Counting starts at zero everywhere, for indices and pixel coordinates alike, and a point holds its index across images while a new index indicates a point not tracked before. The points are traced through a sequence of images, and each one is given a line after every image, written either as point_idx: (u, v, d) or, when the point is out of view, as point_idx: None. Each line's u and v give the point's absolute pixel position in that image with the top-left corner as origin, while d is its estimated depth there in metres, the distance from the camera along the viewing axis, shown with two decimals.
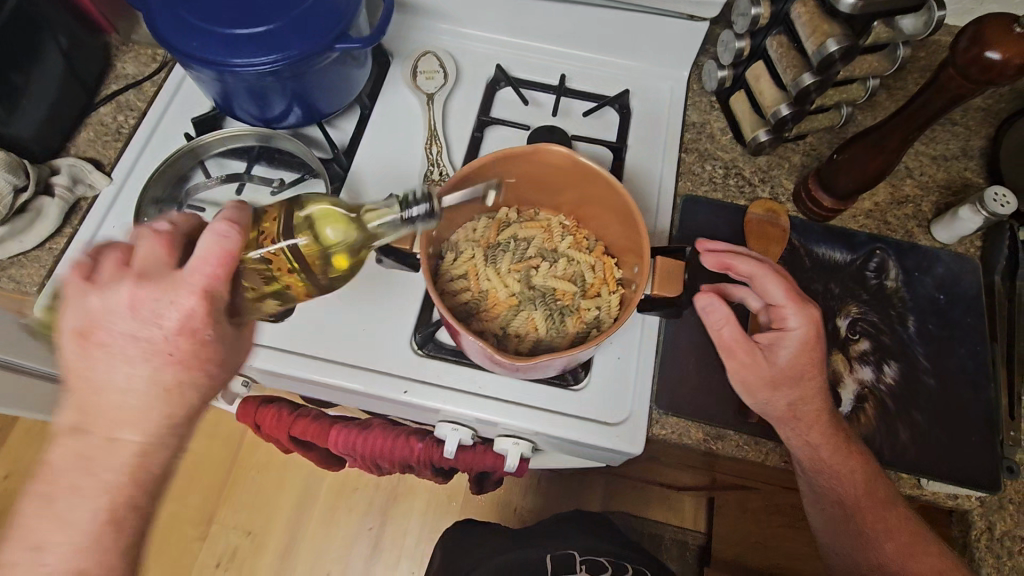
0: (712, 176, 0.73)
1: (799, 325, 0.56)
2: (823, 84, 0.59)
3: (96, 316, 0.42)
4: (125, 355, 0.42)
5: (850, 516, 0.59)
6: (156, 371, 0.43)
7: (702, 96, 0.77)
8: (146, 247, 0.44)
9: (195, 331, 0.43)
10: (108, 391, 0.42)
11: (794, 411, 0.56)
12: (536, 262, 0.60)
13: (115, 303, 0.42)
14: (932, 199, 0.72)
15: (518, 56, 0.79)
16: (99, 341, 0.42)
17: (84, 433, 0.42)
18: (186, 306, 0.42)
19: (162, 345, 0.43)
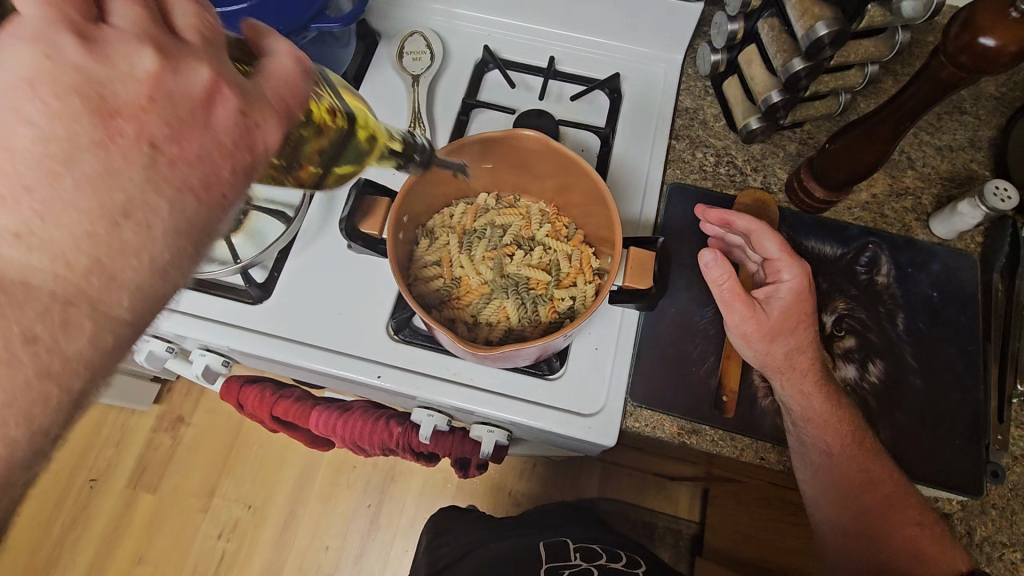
0: (703, 164, 0.71)
1: (791, 277, 0.57)
2: (814, 69, 0.56)
3: (94, 80, 0.26)
4: (123, 161, 0.27)
5: (834, 471, 0.56)
6: (178, 197, 0.29)
7: (696, 80, 0.75)
8: (183, 16, 0.30)
9: (238, 153, 0.31)
10: (70, 221, 0.26)
11: (791, 359, 0.56)
12: (511, 250, 0.59)
13: (129, 72, 0.27)
14: (933, 192, 0.69)
15: (510, 38, 0.78)
16: (49, 117, 0.25)
17: (62, 300, 0.26)
18: (233, 115, 0.30)
19: (184, 161, 0.29)
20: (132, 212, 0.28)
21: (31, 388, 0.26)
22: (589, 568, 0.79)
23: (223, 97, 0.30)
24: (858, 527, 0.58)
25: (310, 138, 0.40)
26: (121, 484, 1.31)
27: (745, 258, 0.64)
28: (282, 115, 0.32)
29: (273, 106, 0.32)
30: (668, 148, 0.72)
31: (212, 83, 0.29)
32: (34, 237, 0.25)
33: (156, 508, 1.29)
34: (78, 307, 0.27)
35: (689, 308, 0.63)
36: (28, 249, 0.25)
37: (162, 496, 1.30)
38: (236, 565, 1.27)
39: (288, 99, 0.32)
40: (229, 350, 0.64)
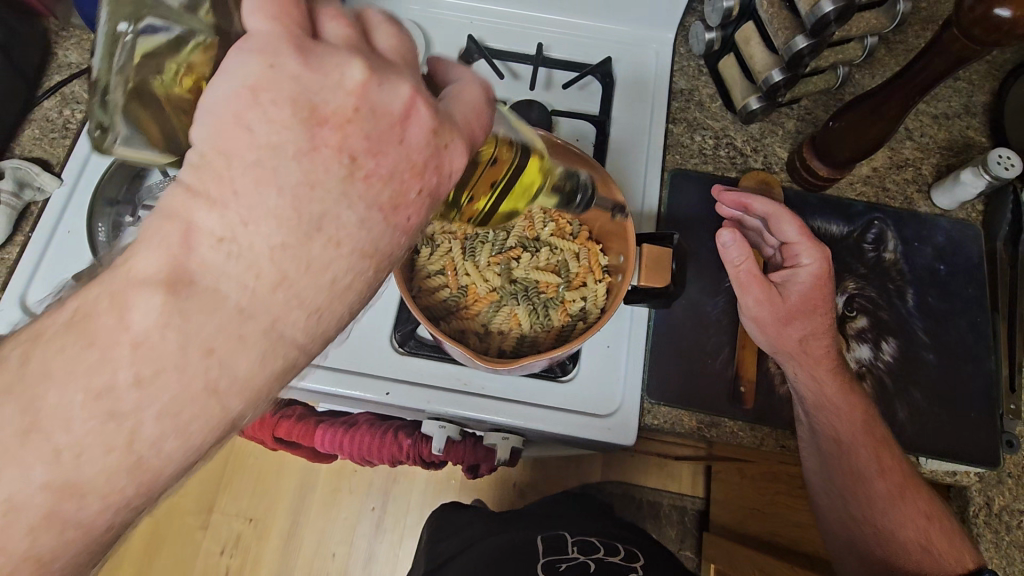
0: (702, 147, 0.69)
1: (812, 261, 0.56)
2: (818, 46, 0.55)
3: (307, 90, 0.25)
4: (322, 172, 0.25)
5: (845, 455, 0.56)
6: (368, 215, 0.26)
7: (689, 60, 0.73)
8: (386, 38, 0.28)
9: (427, 173, 0.27)
10: (269, 230, 0.24)
11: (805, 344, 0.56)
12: (517, 253, 0.57)
13: (338, 81, 0.25)
14: (933, 162, 0.69)
15: (493, 24, 0.74)
16: (266, 123, 0.24)
17: (245, 313, 0.24)
18: (426, 134, 0.27)
19: (378, 177, 0.26)
20: (324, 225, 0.25)
21: (196, 401, 0.24)
22: (586, 562, 0.78)
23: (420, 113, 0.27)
24: (862, 514, 0.57)
25: (481, 175, 0.41)
26: None
27: (760, 243, 0.63)
28: (467, 139, 0.30)
29: (459, 129, 0.29)
30: (666, 132, 0.70)
31: (412, 100, 0.26)
32: (235, 244, 0.24)
33: (154, 529, 1.26)
34: (256, 320, 0.25)
35: (701, 299, 0.61)
36: (227, 255, 0.24)
37: (159, 517, 1.27)
38: None
39: (471, 126, 0.30)
40: None
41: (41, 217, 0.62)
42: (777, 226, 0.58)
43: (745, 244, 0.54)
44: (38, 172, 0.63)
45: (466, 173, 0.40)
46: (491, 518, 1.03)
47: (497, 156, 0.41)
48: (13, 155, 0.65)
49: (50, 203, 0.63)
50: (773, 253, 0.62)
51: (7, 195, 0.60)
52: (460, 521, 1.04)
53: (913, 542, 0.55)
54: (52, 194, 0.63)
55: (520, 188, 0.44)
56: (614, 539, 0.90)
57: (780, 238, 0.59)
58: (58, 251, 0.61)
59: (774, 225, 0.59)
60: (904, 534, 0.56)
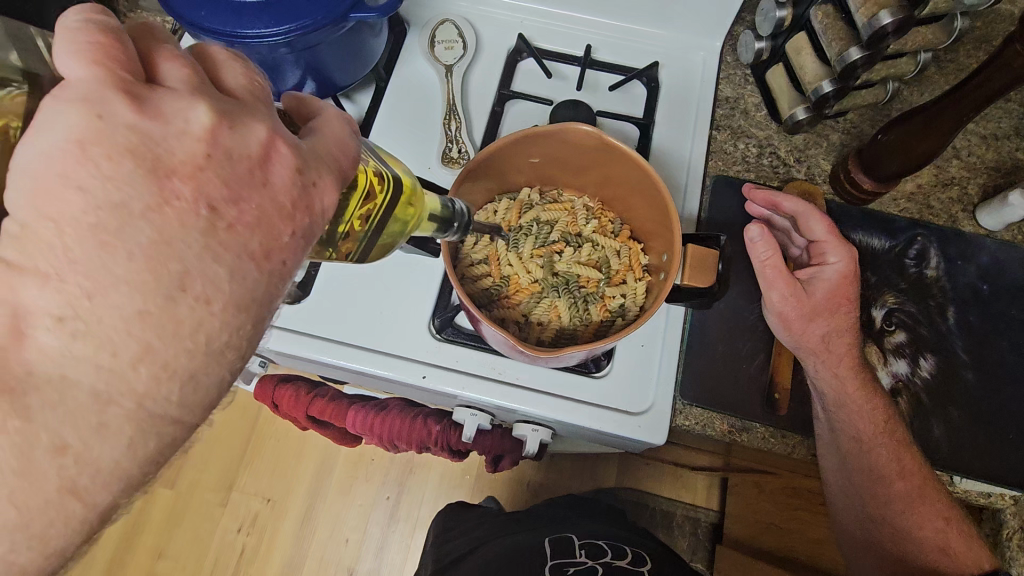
0: (745, 154, 0.70)
1: (839, 260, 0.57)
2: (872, 58, 0.55)
3: (148, 138, 0.24)
4: (179, 225, 0.24)
5: (863, 454, 0.59)
6: (238, 265, 0.25)
7: (736, 69, 0.74)
8: (234, 75, 0.28)
9: (298, 215, 0.27)
10: (122, 299, 0.23)
11: (827, 341, 0.56)
12: (559, 247, 0.57)
13: (184, 128, 0.24)
14: (979, 182, 0.68)
15: (543, 25, 0.76)
16: (100, 180, 0.23)
17: (103, 398, 0.23)
18: (289, 173, 0.27)
19: (244, 225, 0.25)
20: (189, 283, 0.24)
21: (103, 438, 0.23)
22: (595, 567, 0.79)
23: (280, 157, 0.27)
24: (879, 513, 0.61)
25: (354, 211, 0.36)
26: None
27: (787, 244, 0.64)
28: (338, 175, 0.30)
29: (329, 165, 0.29)
30: (709, 139, 0.70)
31: (270, 141, 0.26)
32: (79, 323, 0.22)
33: (174, 502, 1.29)
34: (119, 404, 0.23)
35: (737, 304, 0.62)
36: (72, 336, 0.22)
37: (180, 491, 1.29)
38: (258, 557, 1.27)
39: (338, 158, 0.30)
40: (266, 350, 0.62)
41: None
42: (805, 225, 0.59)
43: (773, 243, 0.55)
44: None
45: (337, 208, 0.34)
46: (497, 520, 1.04)
47: (372, 189, 0.36)
48: None
49: None
50: (799, 253, 0.64)
51: None
52: (467, 522, 1.05)
53: (930, 540, 0.58)
54: None
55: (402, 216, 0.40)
56: (624, 541, 0.89)
57: (808, 237, 0.60)
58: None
59: (803, 224, 0.59)
60: (922, 533, 0.59)
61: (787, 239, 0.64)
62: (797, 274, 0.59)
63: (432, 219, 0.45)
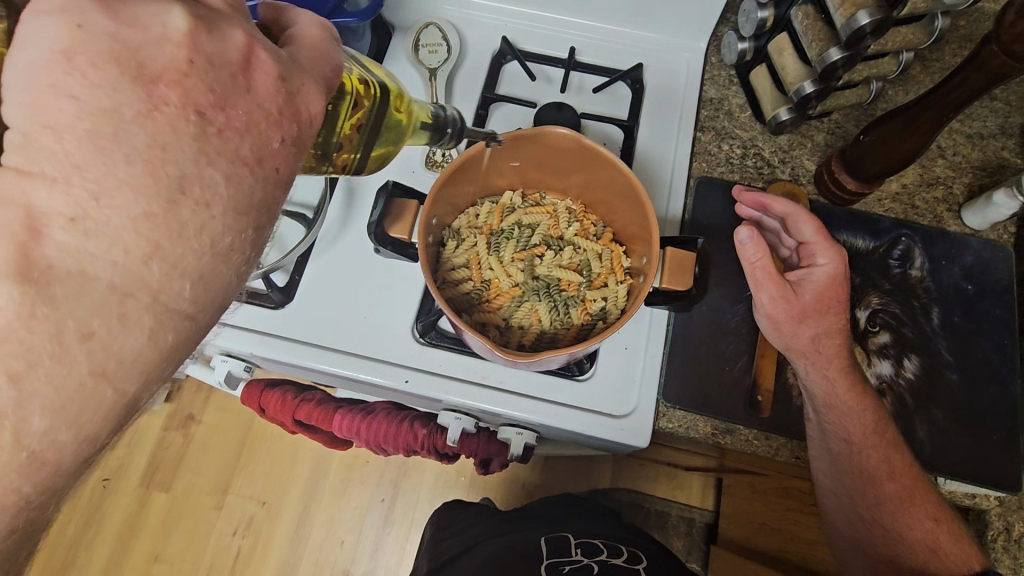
0: (729, 155, 0.70)
1: (828, 262, 0.56)
2: (852, 59, 0.55)
3: (129, 48, 0.23)
4: (170, 130, 0.24)
5: (853, 456, 0.56)
6: (233, 170, 0.26)
7: (721, 69, 0.74)
8: None
9: (285, 122, 0.27)
10: (126, 202, 0.23)
11: (817, 343, 0.55)
12: (540, 250, 0.57)
13: (162, 35, 0.24)
14: (965, 181, 0.68)
15: (528, 27, 0.76)
16: (89, 87, 0.22)
17: (120, 292, 0.23)
18: (272, 80, 0.27)
19: (232, 131, 0.25)
20: (188, 187, 0.24)
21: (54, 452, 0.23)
22: (590, 564, 0.79)
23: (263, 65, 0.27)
24: (869, 514, 0.58)
25: (346, 120, 0.38)
26: (133, 483, 1.30)
27: (778, 244, 0.64)
28: (320, 83, 0.30)
29: (311, 75, 0.30)
30: (693, 140, 0.70)
31: (249, 46, 0.27)
32: (90, 222, 0.22)
33: (170, 505, 1.29)
34: (136, 297, 0.23)
35: (721, 306, 0.62)
36: (84, 235, 0.22)
37: (175, 494, 1.30)
38: (253, 560, 1.27)
39: (320, 67, 0.31)
40: (251, 356, 0.63)
41: None
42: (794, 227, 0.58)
43: (764, 245, 0.54)
44: None
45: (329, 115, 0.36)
46: (492, 519, 1.03)
47: (358, 95, 0.37)
48: None
49: None
50: (788, 254, 0.64)
51: None
52: (462, 521, 1.05)
53: (921, 542, 0.56)
54: None
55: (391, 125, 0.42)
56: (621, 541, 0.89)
57: (798, 238, 0.59)
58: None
59: (792, 226, 0.58)
60: (911, 532, 0.56)
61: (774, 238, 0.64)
62: (785, 275, 0.58)
63: (420, 127, 0.46)
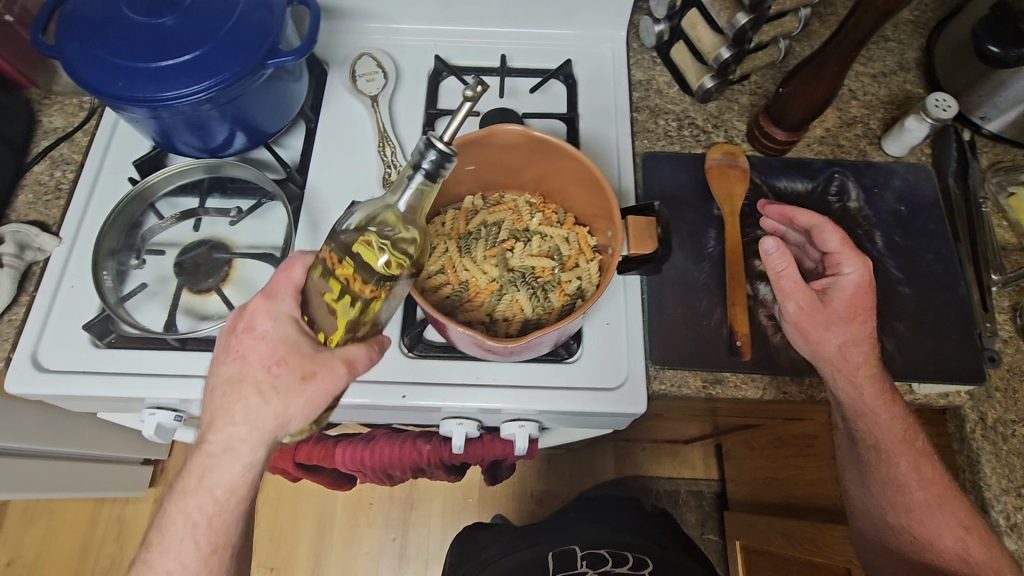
0: (666, 130, 0.74)
1: (854, 270, 0.56)
2: (758, 21, 0.61)
3: (219, 351, 0.48)
4: (235, 370, 0.47)
5: (883, 464, 0.61)
6: (245, 375, 0.46)
7: (643, 53, 0.79)
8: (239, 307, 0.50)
9: (277, 332, 0.47)
10: (231, 403, 0.46)
11: (845, 352, 0.56)
12: (510, 244, 0.59)
13: (230, 325, 0.49)
14: (879, 116, 0.75)
15: (456, 46, 0.79)
16: (214, 371, 0.48)
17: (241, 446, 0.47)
18: (270, 308, 0.48)
19: (243, 357, 0.47)
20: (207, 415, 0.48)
21: None
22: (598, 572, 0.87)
23: (272, 306, 0.48)
24: (898, 523, 0.61)
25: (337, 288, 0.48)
26: None
27: (805, 257, 0.65)
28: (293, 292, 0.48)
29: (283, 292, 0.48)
30: (631, 122, 0.74)
31: (253, 309, 0.48)
32: (223, 428, 0.47)
33: None
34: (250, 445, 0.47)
35: (686, 267, 0.65)
36: (224, 429, 0.47)
37: None
38: None
39: (297, 279, 0.49)
40: None
41: (43, 277, 0.64)
42: (818, 236, 0.59)
43: (789, 254, 0.55)
44: (37, 233, 0.65)
45: (321, 314, 0.49)
46: (510, 532, 1.02)
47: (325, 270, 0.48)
48: (9, 220, 0.66)
49: (49, 264, 0.65)
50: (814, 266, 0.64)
51: (10, 256, 0.62)
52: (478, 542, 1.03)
53: (950, 551, 0.57)
54: (52, 253, 0.65)
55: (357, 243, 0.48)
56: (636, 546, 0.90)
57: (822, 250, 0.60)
58: (71, 294, 0.64)
59: (818, 236, 0.59)
60: (942, 543, 0.58)
61: (806, 254, 0.64)
62: (812, 283, 0.59)
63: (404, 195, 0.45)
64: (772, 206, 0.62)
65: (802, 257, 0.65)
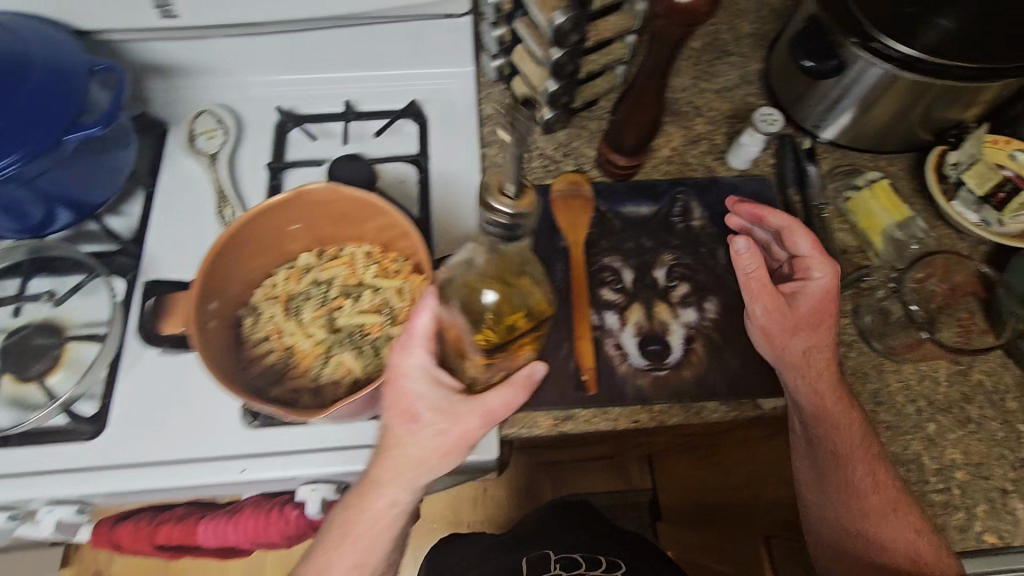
0: (516, 163, 0.74)
1: (823, 275, 0.59)
2: (573, 53, 0.60)
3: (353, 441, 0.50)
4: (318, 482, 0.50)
5: (842, 467, 0.58)
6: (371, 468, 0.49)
7: (492, 87, 0.79)
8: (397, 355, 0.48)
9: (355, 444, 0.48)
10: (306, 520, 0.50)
11: (807, 358, 0.58)
12: (340, 302, 0.58)
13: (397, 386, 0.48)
14: (723, 131, 0.77)
15: (302, 94, 0.78)
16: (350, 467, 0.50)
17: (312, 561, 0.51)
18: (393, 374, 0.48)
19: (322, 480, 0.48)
20: None
21: None
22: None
23: (405, 359, 0.46)
24: (855, 528, 0.59)
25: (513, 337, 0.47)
26: None
27: (770, 258, 0.66)
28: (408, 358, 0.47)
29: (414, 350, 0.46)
30: (481, 157, 0.74)
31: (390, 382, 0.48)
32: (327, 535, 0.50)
33: None
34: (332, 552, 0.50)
35: None
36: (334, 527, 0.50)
37: None
38: None
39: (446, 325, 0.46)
40: (82, 501, 0.59)
41: None
42: (791, 238, 0.61)
43: (758, 256, 0.57)
44: None
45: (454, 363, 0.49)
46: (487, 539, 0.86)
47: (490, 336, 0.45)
48: None
49: None
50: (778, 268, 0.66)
51: None
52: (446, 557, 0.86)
53: (903, 552, 0.56)
54: None
55: (509, 320, 0.46)
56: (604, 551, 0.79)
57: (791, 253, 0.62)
58: None
59: (788, 238, 0.62)
60: (897, 545, 0.56)
61: (774, 257, 0.66)
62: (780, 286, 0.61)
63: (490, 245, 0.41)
64: (745, 206, 0.64)
65: (769, 255, 0.66)
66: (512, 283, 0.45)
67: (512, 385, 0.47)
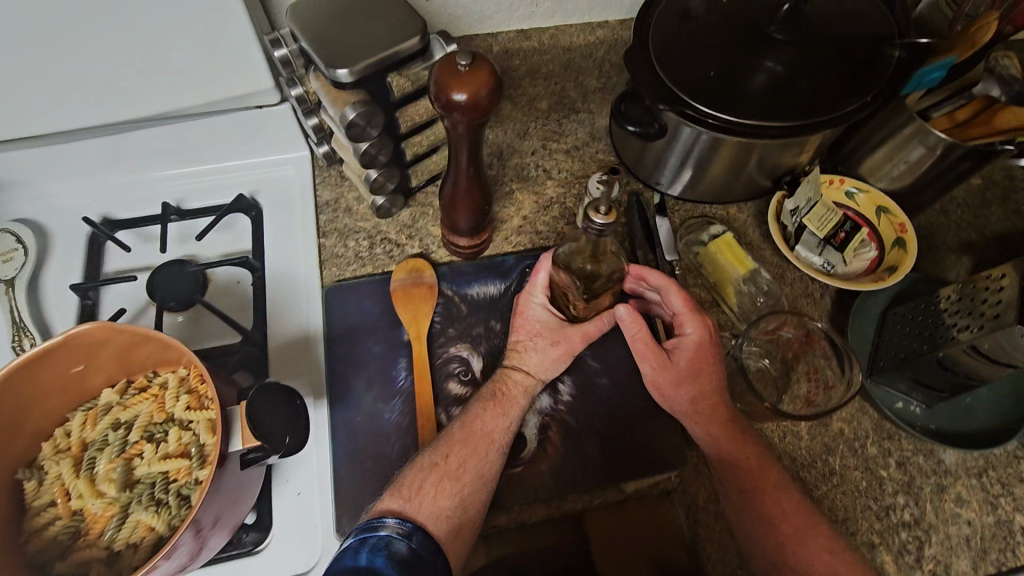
0: (357, 251, 0.69)
1: (695, 330, 0.57)
2: (381, 143, 0.57)
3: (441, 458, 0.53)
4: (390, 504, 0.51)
5: (750, 510, 0.53)
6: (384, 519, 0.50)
7: (329, 169, 0.73)
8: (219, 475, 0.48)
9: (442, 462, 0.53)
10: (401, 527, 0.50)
11: (695, 407, 0.56)
12: (139, 448, 0.51)
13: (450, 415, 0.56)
14: (574, 193, 0.75)
15: (119, 197, 0.71)
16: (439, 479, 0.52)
17: None
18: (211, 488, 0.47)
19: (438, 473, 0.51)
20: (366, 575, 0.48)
21: None
22: None
23: (530, 297, 0.60)
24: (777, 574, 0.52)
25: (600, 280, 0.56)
26: None
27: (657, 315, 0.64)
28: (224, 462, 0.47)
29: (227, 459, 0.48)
30: (319, 248, 0.69)
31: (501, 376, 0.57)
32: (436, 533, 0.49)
33: None
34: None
35: (375, 406, 0.61)
36: None
37: None
38: None
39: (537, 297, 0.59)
40: None
41: None
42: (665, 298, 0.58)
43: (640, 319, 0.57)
44: None
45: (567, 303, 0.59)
46: None
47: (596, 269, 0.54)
48: None
49: None
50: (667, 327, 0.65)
51: None
52: None
53: None
54: None
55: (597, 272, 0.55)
56: None
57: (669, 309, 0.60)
58: None
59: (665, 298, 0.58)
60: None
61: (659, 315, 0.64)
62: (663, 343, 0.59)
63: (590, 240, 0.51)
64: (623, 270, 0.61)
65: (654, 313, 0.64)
66: (600, 259, 0.54)
67: (606, 312, 0.60)
